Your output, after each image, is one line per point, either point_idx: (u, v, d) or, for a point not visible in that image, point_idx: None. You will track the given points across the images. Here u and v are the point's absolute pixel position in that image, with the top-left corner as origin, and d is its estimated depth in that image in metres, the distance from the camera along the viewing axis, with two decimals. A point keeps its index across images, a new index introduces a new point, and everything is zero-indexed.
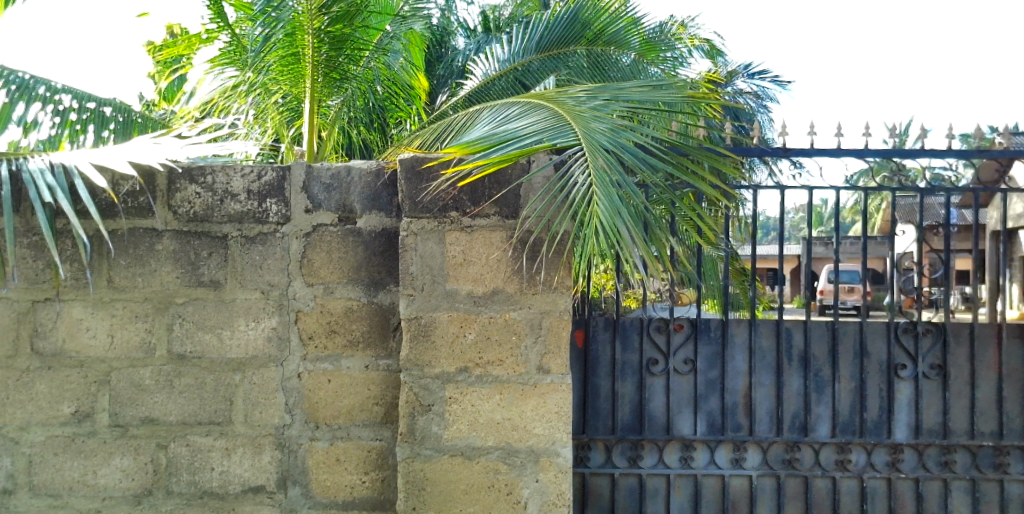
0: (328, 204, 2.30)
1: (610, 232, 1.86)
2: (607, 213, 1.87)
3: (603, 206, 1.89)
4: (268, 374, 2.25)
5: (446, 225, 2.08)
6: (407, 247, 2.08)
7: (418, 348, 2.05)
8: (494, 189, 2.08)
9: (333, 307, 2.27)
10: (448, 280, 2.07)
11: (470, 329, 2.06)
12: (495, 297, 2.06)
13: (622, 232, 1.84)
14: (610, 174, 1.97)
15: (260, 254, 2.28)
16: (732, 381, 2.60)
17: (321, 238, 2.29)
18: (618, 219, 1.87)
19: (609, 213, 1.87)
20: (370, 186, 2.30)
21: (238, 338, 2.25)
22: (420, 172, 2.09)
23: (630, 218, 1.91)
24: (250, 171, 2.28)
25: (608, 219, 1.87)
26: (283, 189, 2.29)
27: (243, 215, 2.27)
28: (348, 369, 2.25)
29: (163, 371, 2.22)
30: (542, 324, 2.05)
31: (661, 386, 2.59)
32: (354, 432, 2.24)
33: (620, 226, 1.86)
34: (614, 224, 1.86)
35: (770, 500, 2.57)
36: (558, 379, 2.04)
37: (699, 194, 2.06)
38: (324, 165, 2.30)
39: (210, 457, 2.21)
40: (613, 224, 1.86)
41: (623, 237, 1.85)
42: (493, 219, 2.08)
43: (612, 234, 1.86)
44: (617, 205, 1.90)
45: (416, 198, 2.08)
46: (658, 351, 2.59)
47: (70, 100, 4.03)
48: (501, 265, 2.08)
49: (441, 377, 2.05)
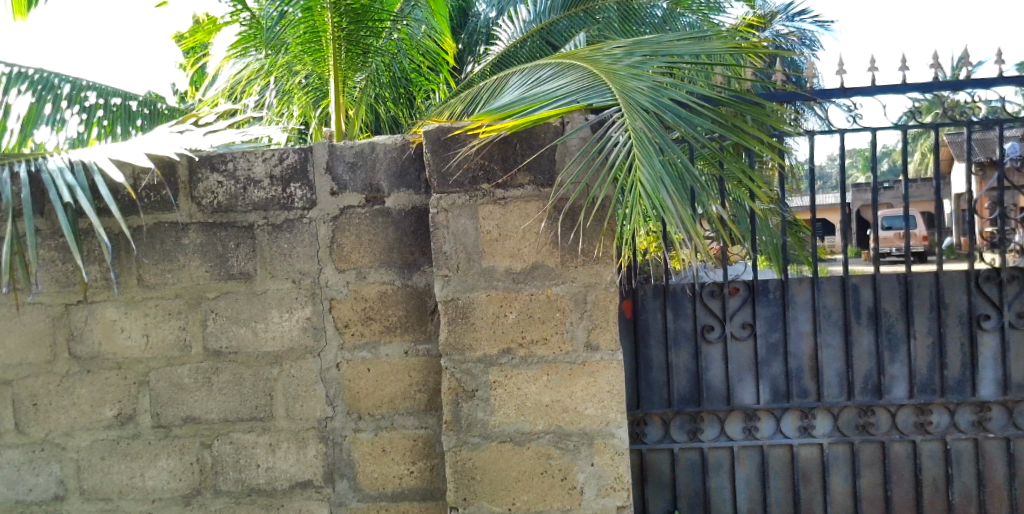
0: (353, 185, 2.18)
1: (653, 202, 1.69)
2: (648, 182, 1.71)
3: (645, 174, 1.73)
4: (306, 366, 2.17)
5: (479, 198, 1.94)
6: (439, 225, 1.95)
7: (458, 330, 1.94)
8: (527, 156, 1.93)
9: (367, 293, 2.17)
10: (485, 257, 1.94)
11: (512, 308, 1.93)
12: (536, 273, 1.92)
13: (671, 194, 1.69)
14: (651, 138, 1.79)
15: (288, 242, 2.18)
16: (796, 344, 2.42)
17: (349, 222, 2.18)
18: (659, 188, 1.70)
19: (651, 182, 1.71)
20: (396, 162, 2.17)
21: (273, 330, 2.18)
22: (447, 140, 1.94)
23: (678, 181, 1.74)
24: (271, 156, 2.17)
25: (649, 189, 1.71)
26: (306, 172, 2.18)
27: (267, 202, 2.18)
28: (388, 356, 2.16)
29: (201, 369, 2.16)
30: (588, 299, 1.91)
31: (719, 354, 2.43)
32: (398, 421, 2.16)
33: (664, 196, 1.69)
34: (656, 193, 1.70)
35: (844, 469, 2.41)
36: (608, 356, 1.90)
37: (755, 151, 1.87)
38: (347, 144, 2.18)
39: (255, 454, 2.16)
40: (654, 194, 1.70)
41: (667, 207, 1.68)
42: (529, 188, 1.93)
43: (655, 204, 1.69)
44: (661, 172, 1.73)
45: (444, 171, 1.95)
46: (713, 316, 2.43)
47: (95, 97, 3.99)
48: (540, 237, 1.93)
49: (484, 360, 1.93)
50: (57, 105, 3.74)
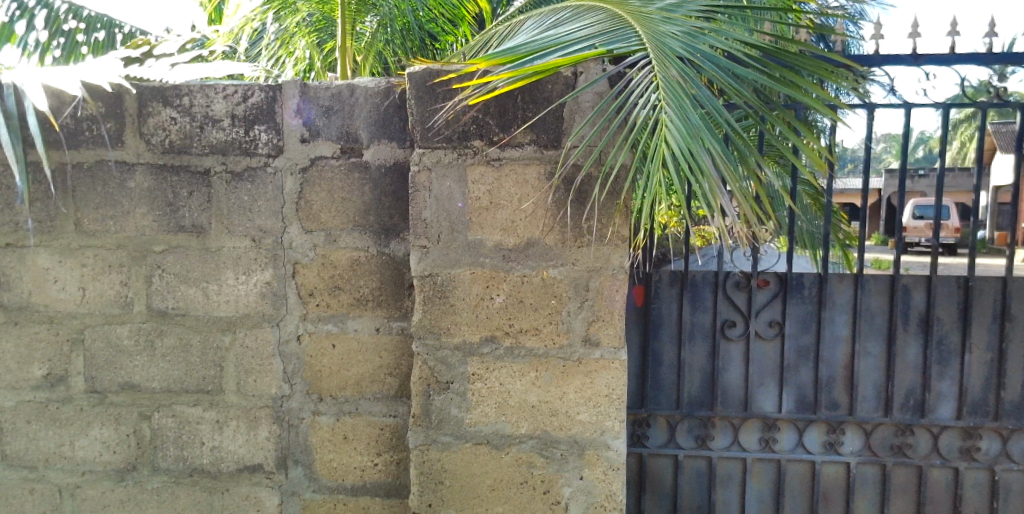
0: (328, 131, 1.88)
1: (684, 159, 1.39)
2: (680, 137, 1.40)
3: (674, 128, 1.42)
4: (263, 336, 1.90)
5: (468, 157, 1.63)
6: (421, 186, 1.65)
7: (435, 312, 1.65)
8: (530, 110, 1.59)
9: (337, 259, 1.89)
10: (471, 229, 1.64)
11: (499, 290, 1.63)
12: (531, 251, 1.62)
13: (704, 164, 1.37)
14: (682, 97, 1.46)
15: (249, 194, 1.89)
16: (828, 350, 2.11)
17: (321, 174, 1.88)
18: (695, 142, 1.40)
19: (684, 135, 1.40)
20: (378, 109, 1.85)
21: (227, 294, 1.90)
22: (435, 87, 1.62)
23: (718, 149, 1.42)
24: (233, 92, 1.86)
25: (681, 144, 1.40)
26: (274, 114, 1.87)
27: (227, 145, 1.87)
28: (356, 332, 1.89)
29: (142, 330, 1.90)
30: (590, 286, 1.61)
31: (738, 354, 2.13)
32: (364, 406, 1.89)
33: (699, 152, 1.39)
34: (689, 149, 1.39)
35: (873, 492, 2.13)
36: (608, 355, 1.62)
37: (816, 108, 1.51)
38: (323, 83, 1.86)
39: (199, 431, 1.91)
40: (686, 149, 1.39)
41: (702, 167, 1.38)
42: (529, 148, 1.61)
43: (686, 162, 1.39)
44: (696, 124, 1.42)
45: (430, 123, 1.63)
46: (736, 311, 2.12)
47: (71, 20, 3.68)
48: (537, 208, 1.62)
49: (463, 349, 1.65)
50: (28, 23, 3.45)
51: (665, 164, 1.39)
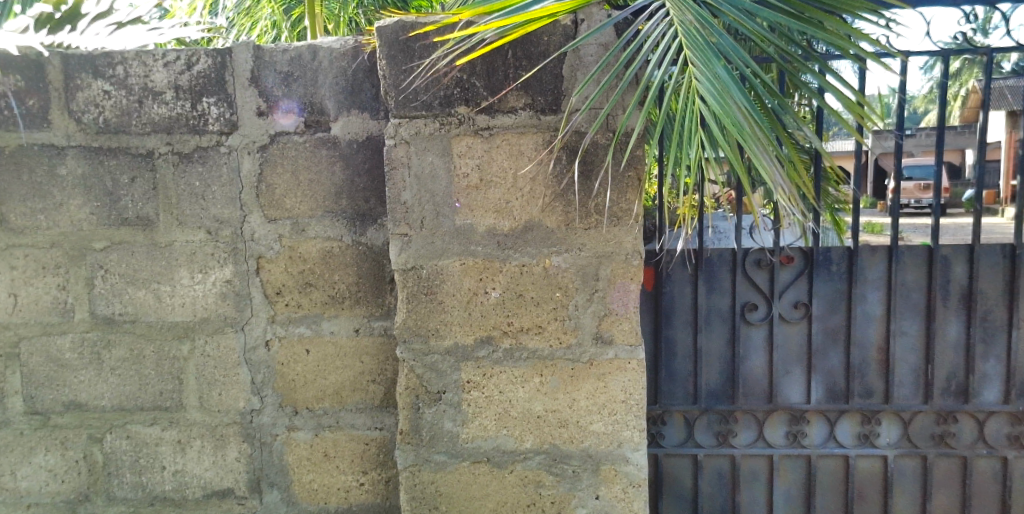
0: (289, 102, 1.60)
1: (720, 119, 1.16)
2: (711, 93, 1.18)
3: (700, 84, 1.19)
4: (226, 342, 1.66)
5: (452, 126, 1.37)
6: (397, 163, 1.38)
7: (420, 310, 1.40)
8: (522, 65, 1.32)
9: (307, 252, 1.64)
10: (460, 212, 1.38)
11: (494, 283, 1.39)
12: (530, 235, 1.37)
13: (736, 128, 1.14)
14: (702, 45, 1.21)
15: (201, 179, 1.62)
16: (861, 331, 1.86)
17: (283, 153, 1.62)
18: (730, 97, 1.17)
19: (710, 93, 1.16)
20: (345, 74, 1.58)
21: (182, 296, 1.65)
22: (408, 44, 1.34)
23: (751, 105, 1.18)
24: (175, 58, 1.58)
25: (713, 101, 1.17)
26: (223, 83, 1.59)
27: (172, 122, 1.60)
28: (332, 335, 1.64)
29: (86, 341, 1.64)
30: (601, 275, 1.36)
31: (761, 340, 1.89)
32: (345, 419, 1.66)
33: (736, 110, 1.17)
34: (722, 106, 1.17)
35: (911, 487, 1.90)
36: (625, 355, 1.37)
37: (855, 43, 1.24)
38: (279, 46, 1.59)
39: (159, 453, 1.67)
40: (722, 107, 1.16)
41: (743, 126, 1.16)
42: (524, 112, 1.35)
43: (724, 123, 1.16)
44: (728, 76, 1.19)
45: (404, 87, 1.36)
46: (759, 292, 1.87)
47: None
48: (537, 185, 1.36)
49: (454, 353, 1.41)
50: None
51: (698, 128, 1.17)
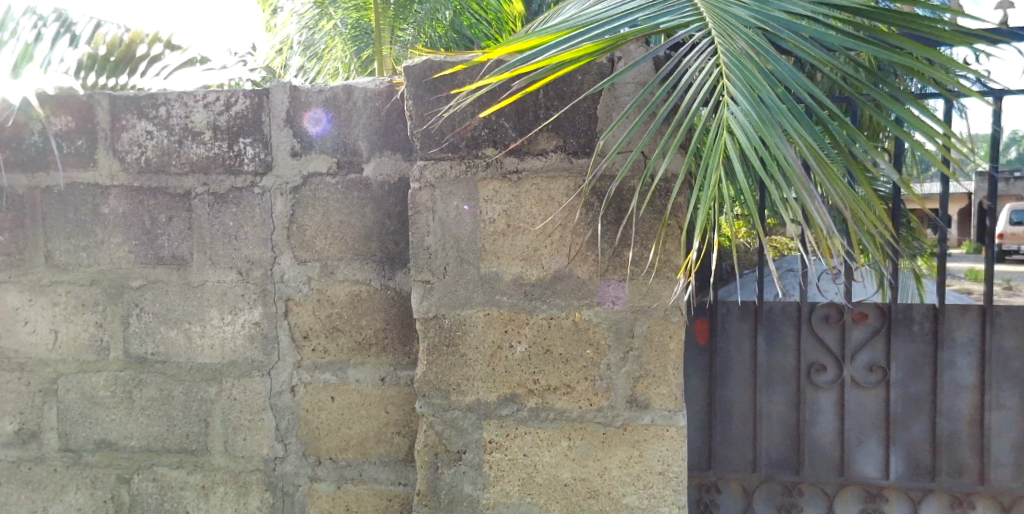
0: (322, 142, 1.58)
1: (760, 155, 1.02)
2: (751, 125, 1.04)
3: (741, 119, 1.05)
4: (252, 386, 1.62)
5: (479, 168, 1.29)
6: (421, 207, 1.32)
7: (441, 363, 1.32)
8: (554, 106, 1.24)
9: (335, 295, 1.59)
10: (485, 259, 1.30)
11: (520, 336, 1.29)
12: (559, 286, 1.27)
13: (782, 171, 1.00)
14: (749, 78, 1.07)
15: (235, 219, 1.62)
16: (950, 400, 1.64)
17: (315, 194, 1.59)
18: (773, 130, 1.03)
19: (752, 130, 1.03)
20: (379, 114, 1.54)
21: (212, 337, 1.63)
22: (435, 84, 1.29)
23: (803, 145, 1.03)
24: (214, 99, 1.59)
25: (753, 134, 1.03)
26: (260, 124, 1.59)
27: (209, 162, 1.61)
28: (357, 383, 1.58)
29: (119, 379, 1.65)
30: (636, 332, 1.24)
31: (831, 406, 1.69)
32: (369, 472, 1.58)
33: (780, 145, 1.02)
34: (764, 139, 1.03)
35: None
36: (662, 421, 1.24)
37: (933, 69, 1.07)
38: (315, 86, 1.57)
39: (183, 497, 1.64)
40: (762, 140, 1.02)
41: (788, 166, 1.01)
42: (555, 155, 1.26)
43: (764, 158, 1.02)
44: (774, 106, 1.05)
45: (430, 128, 1.30)
46: (828, 353, 1.67)
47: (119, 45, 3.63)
48: (568, 232, 1.26)
49: (476, 411, 1.31)
50: None
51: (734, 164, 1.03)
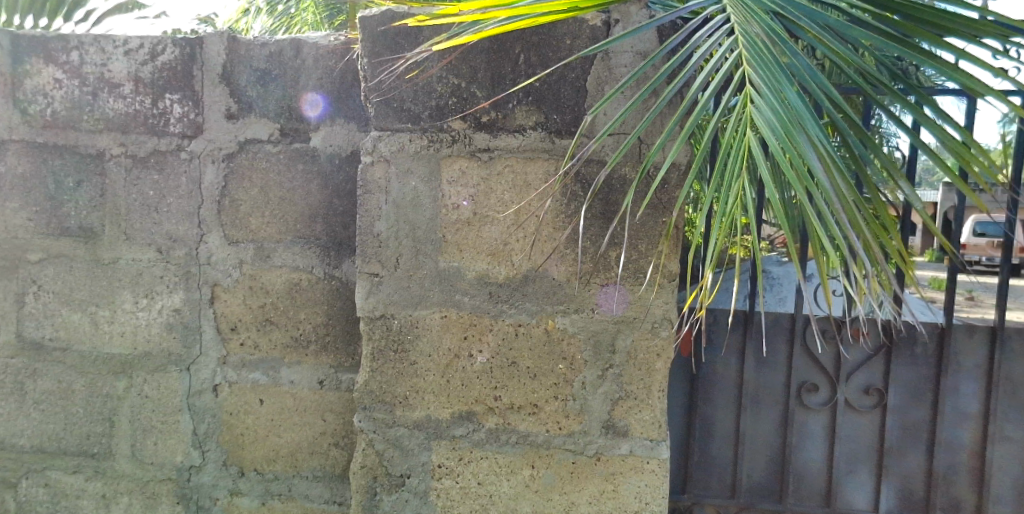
0: (264, 104, 1.35)
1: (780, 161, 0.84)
2: (772, 125, 0.85)
3: (761, 115, 0.87)
4: (168, 383, 1.40)
5: (444, 144, 1.09)
6: (372, 186, 1.11)
7: (387, 371, 1.12)
8: (535, 75, 1.04)
9: (270, 283, 1.38)
10: (445, 252, 1.10)
11: (481, 345, 1.09)
12: (530, 288, 1.08)
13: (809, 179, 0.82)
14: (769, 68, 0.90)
15: (155, 188, 1.38)
16: (949, 429, 1.49)
17: (253, 165, 1.37)
18: (798, 134, 0.84)
19: (775, 128, 0.85)
20: (331, 75, 1.33)
21: (122, 325, 1.40)
22: (397, 40, 1.08)
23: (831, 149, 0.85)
24: (137, 46, 1.34)
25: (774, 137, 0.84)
26: (190, 78, 1.35)
27: (127, 119, 1.37)
28: (291, 385, 1.37)
29: (10, 369, 1.42)
30: (617, 348, 1.06)
31: (821, 430, 1.53)
32: (299, 488, 1.38)
33: (804, 146, 0.84)
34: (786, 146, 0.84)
35: None
36: (641, 452, 1.07)
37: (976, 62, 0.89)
38: (258, 38, 1.35)
39: (80, 509, 1.43)
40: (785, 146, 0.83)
41: (815, 172, 0.83)
42: (534, 133, 1.06)
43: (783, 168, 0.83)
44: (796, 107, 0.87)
45: (388, 92, 1.09)
46: (823, 373, 1.52)
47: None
48: (543, 225, 1.07)
49: (425, 429, 1.12)
50: None
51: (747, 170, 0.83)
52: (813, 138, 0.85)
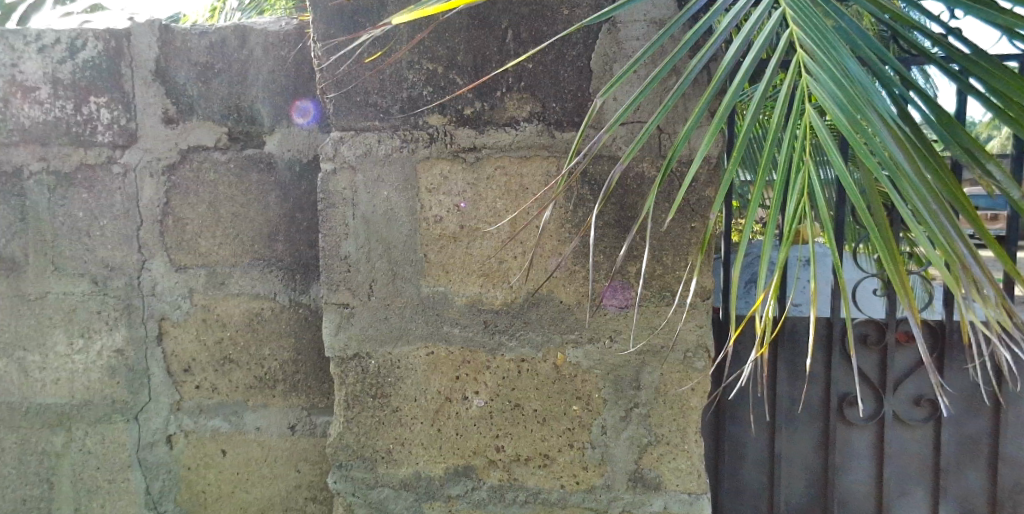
0: (207, 105, 1.15)
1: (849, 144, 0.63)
2: (835, 97, 0.64)
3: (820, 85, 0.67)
4: (114, 436, 1.20)
5: (420, 143, 0.89)
6: (335, 199, 0.91)
7: (364, 422, 0.93)
8: (527, 54, 0.84)
9: (226, 314, 1.18)
10: (428, 275, 0.91)
11: (477, 386, 0.90)
12: (534, 315, 0.89)
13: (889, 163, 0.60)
14: (821, 31, 0.70)
15: (84, 209, 1.17)
16: (1014, 443, 1.30)
17: (198, 177, 1.16)
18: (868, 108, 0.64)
19: (840, 99, 0.64)
20: (285, 68, 1.13)
21: (56, 371, 1.20)
22: (355, 18, 0.88)
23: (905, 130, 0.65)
24: (53, 41, 1.13)
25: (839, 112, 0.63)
26: (118, 76, 1.14)
27: (46, 129, 1.15)
28: (258, 432, 1.19)
29: None
30: (642, 384, 0.87)
31: (866, 447, 1.34)
32: None
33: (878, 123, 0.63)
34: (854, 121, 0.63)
35: None
36: (677, 507, 0.88)
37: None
38: (195, 26, 1.14)
39: None
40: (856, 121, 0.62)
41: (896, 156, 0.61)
42: (530, 126, 0.87)
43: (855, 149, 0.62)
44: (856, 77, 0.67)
45: (348, 84, 0.89)
46: (867, 386, 1.32)
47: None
48: (546, 239, 0.87)
49: (414, 489, 0.93)
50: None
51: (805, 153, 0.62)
52: (884, 114, 0.65)
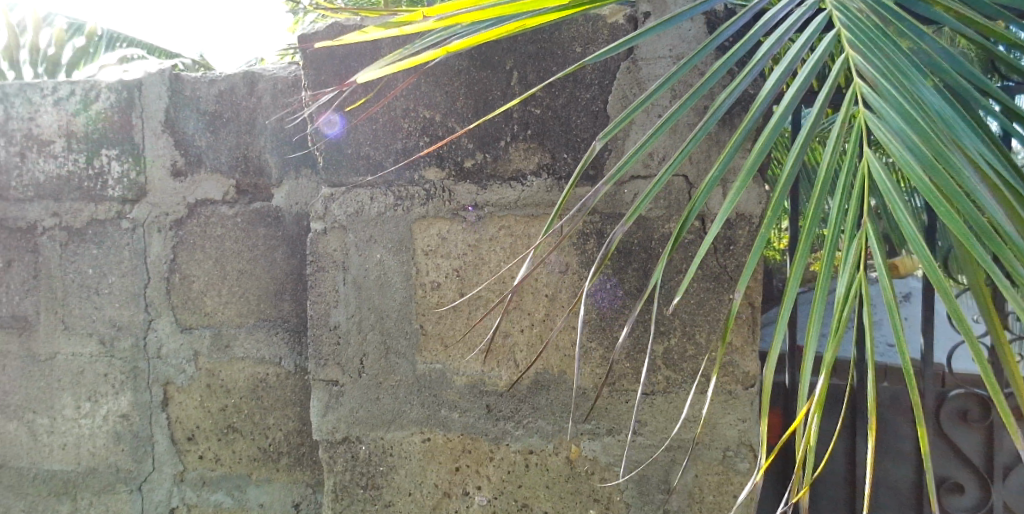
0: (215, 157, 1.10)
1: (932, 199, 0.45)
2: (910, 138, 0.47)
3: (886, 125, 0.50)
4: (118, 507, 1.14)
5: (415, 200, 0.78)
6: (324, 262, 0.81)
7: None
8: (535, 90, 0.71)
9: (230, 379, 1.10)
10: (423, 349, 0.79)
11: (479, 480, 0.77)
12: (543, 400, 0.76)
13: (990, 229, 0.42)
14: (887, 59, 0.54)
15: (95, 265, 1.13)
16: None
17: (206, 232, 1.10)
18: (955, 155, 0.46)
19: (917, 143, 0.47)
20: (293, 115, 1.06)
21: (62, 434, 1.15)
22: (348, 63, 0.80)
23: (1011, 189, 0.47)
24: (68, 94, 1.11)
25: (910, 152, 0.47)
26: (129, 128, 1.11)
27: (61, 184, 1.13)
28: (261, 509, 1.10)
29: None
30: (673, 488, 0.72)
31: None
32: None
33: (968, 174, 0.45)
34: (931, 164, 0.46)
35: None
36: None
37: None
38: (205, 75, 1.09)
39: None
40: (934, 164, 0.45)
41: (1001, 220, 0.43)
42: (537, 180, 0.75)
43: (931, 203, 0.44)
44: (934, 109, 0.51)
45: (337, 134, 0.80)
46: (971, 470, 1.10)
47: (87, 45, 3.30)
48: (557, 311, 0.75)
49: None
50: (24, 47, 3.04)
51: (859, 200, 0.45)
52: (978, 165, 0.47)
